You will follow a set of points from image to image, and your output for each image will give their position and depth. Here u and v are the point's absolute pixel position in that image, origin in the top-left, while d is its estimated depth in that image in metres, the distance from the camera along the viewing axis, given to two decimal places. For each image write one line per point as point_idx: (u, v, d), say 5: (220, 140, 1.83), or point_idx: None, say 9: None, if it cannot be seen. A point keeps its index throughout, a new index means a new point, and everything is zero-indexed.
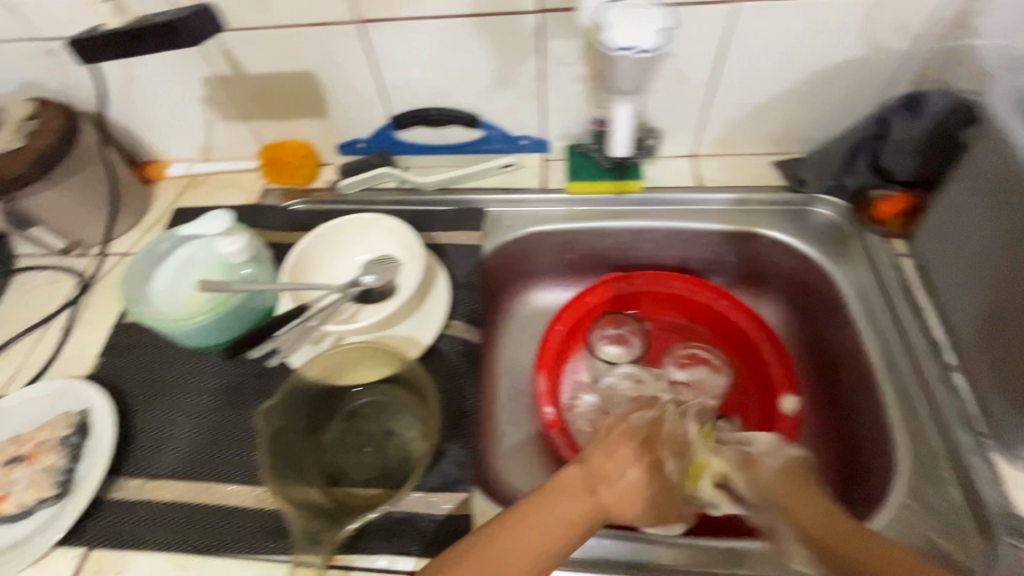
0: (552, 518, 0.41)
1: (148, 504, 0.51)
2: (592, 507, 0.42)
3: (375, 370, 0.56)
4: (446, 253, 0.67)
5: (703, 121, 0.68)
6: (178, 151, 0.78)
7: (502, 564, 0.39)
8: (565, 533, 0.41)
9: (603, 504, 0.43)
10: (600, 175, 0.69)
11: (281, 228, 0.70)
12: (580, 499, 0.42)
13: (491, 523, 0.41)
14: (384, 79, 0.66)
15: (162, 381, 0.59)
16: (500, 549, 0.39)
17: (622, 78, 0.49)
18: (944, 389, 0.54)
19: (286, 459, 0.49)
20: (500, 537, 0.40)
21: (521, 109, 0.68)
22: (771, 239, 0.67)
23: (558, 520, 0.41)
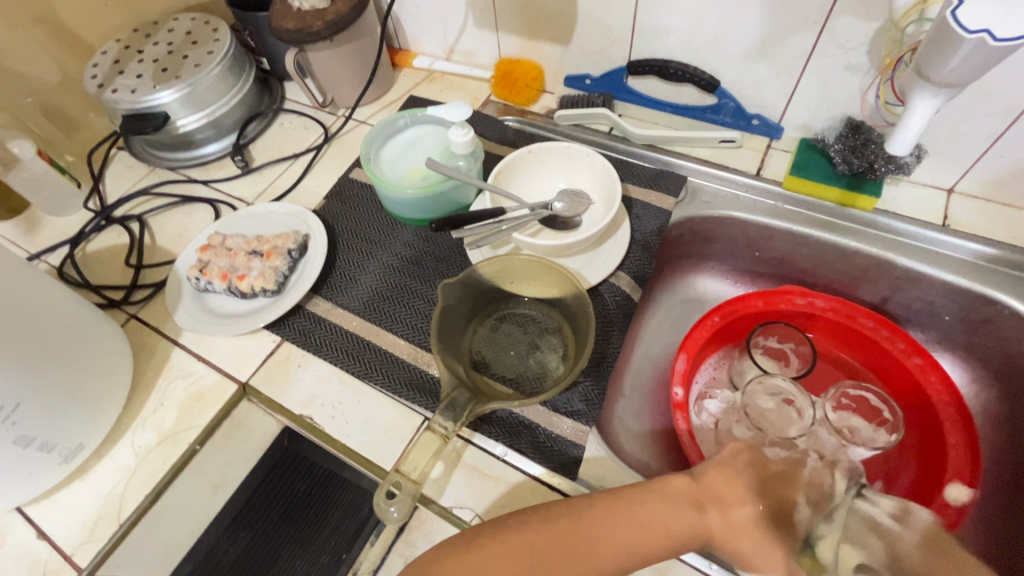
0: (654, 526, 0.39)
1: (331, 324, 0.61)
2: None
3: (542, 288, 0.59)
4: (634, 206, 0.67)
5: (982, 155, 0.58)
6: (429, 46, 0.86)
7: (590, 545, 0.37)
8: (662, 540, 0.38)
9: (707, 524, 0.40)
10: (828, 179, 0.63)
11: (492, 138, 0.76)
12: (685, 509, 0.40)
13: (585, 500, 0.40)
14: (640, 21, 0.65)
15: (366, 234, 0.68)
16: (592, 530, 0.38)
17: (954, 67, 0.40)
18: None
19: (447, 334, 0.55)
20: (592, 516, 0.38)
21: (769, 85, 0.64)
22: (1011, 311, 0.56)
23: (664, 529, 0.39)
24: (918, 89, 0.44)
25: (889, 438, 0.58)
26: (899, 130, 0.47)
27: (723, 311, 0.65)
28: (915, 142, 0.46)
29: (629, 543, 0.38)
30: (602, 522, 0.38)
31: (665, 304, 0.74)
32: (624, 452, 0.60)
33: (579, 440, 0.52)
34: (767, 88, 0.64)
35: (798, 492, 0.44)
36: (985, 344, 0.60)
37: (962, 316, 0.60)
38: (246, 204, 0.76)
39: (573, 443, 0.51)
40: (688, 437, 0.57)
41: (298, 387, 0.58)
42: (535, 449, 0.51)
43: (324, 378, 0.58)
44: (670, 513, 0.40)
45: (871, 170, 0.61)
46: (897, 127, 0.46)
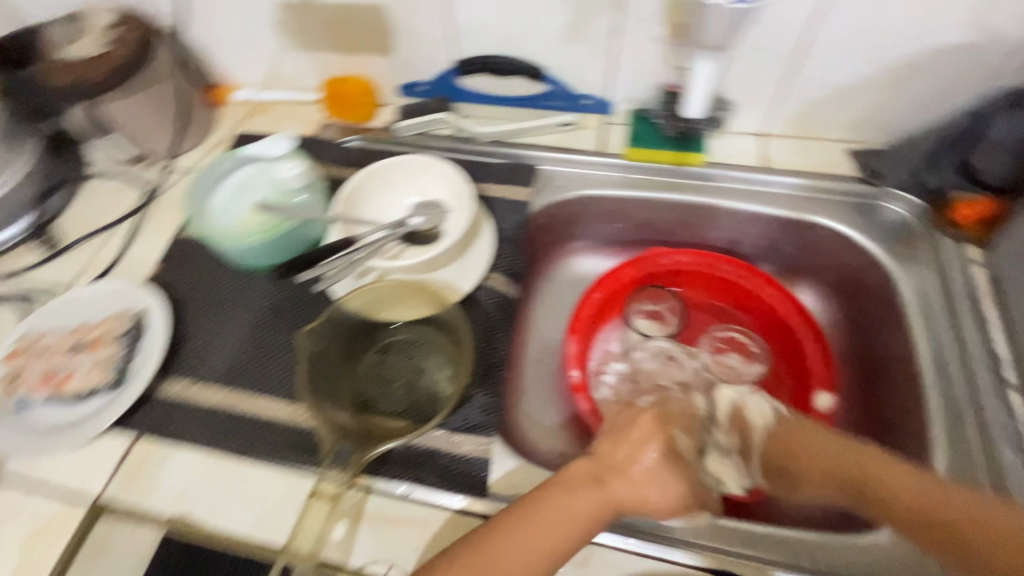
0: (569, 518, 0.40)
1: (192, 404, 0.54)
2: (600, 499, 0.41)
3: (415, 309, 0.57)
4: (494, 205, 0.67)
5: (779, 98, 0.64)
6: (246, 76, 0.79)
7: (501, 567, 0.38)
8: (571, 528, 0.40)
9: (612, 494, 0.41)
10: (660, 144, 0.66)
11: (336, 162, 0.71)
12: (590, 487, 0.41)
13: (493, 520, 0.40)
14: (454, 22, 0.65)
15: (213, 296, 0.61)
16: (503, 549, 0.38)
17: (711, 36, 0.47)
18: (993, 405, 0.50)
19: (322, 381, 0.51)
20: (502, 537, 0.39)
21: (589, 67, 0.66)
22: (830, 230, 0.63)
23: (570, 518, 0.40)
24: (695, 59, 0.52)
25: (758, 369, 0.65)
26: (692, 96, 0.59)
27: (603, 286, 0.68)
28: (705, 99, 0.60)
29: (541, 547, 0.39)
30: (514, 534, 0.39)
31: (549, 293, 0.74)
32: (532, 450, 0.59)
33: (483, 455, 0.50)
34: (588, 69, 0.67)
35: (676, 425, 0.48)
36: (819, 263, 0.66)
37: (797, 244, 0.66)
38: (61, 291, 0.65)
39: (476, 459, 0.50)
40: (592, 415, 0.60)
41: (164, 484, 0.51)
42: (441, 477, 0.49)
43: (194, 466, 0.52)
44: (575, 500, 0.40)
45: (693, 130, 0.65)
46: (687, 94, 0.60)
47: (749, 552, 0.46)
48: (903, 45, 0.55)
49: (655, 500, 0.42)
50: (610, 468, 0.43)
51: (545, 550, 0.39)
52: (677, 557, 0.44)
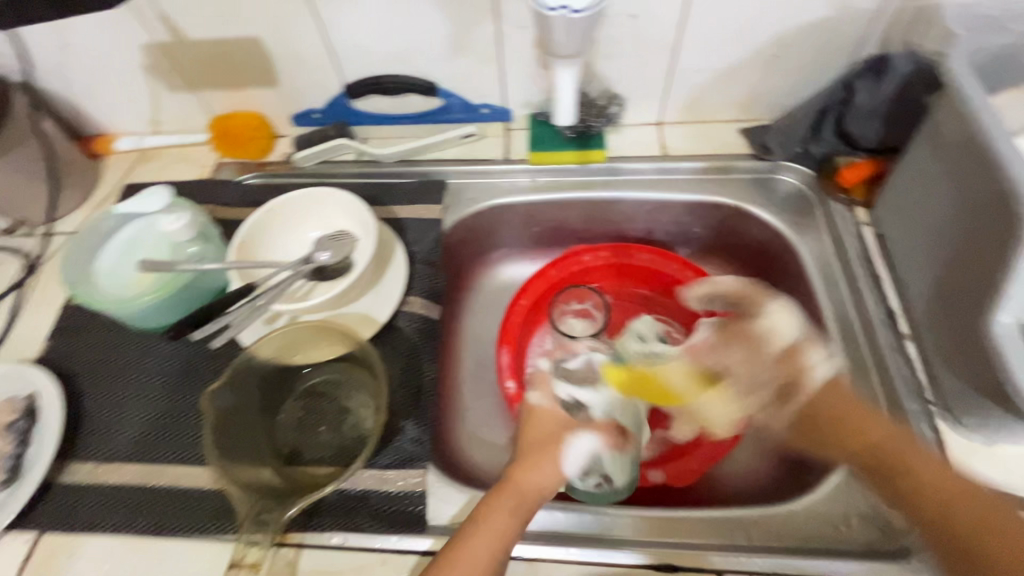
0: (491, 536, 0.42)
1: (99, 487, 0.50)
2: (509, 495, 0.44)
3: (330, 349, 0.54)
4: (405, 227, 0.65)
5: (668, 88, 0.65)
6: (126, 123, 0.74)
7: None
8: (502, 526, 0.43)
9: (519, 487, 0.45)
10: (562, 146, 0.68)
11: (234, 203, 0.68)
12: (501, 489, 0.45)
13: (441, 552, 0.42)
14: (334, 45, 0.63)
15: (113, 365, 0.57)
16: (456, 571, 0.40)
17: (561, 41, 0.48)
18: (894, 356, 0.52)
19: (234, 440, 0.48)
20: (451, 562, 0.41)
21: (480, 76, 0.66)
22: (733, 209, 0.65)
23: (500, 521, 0.43)
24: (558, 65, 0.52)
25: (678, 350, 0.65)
26: (561, 104, 0.57)
27: (529, 291, 0.68)
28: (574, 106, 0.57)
29: (487, 557, 0.41)
30: (448, 573, 0.40)
31: (477, 306, 0.73)
32: (472, 472, 0.59)
33: (417, 489, 0.49)
34: (480, 79, 0.66)
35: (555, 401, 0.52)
36: (730, 241, 0.68)
37: (707, 225, 0.68)
38: None
39: (412, 494, 0.49)
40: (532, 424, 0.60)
41: None
42: (377, 519, 0.48)
43: (108, 553, 0.48)
44: (485, 521, 0.43)
45: (590, 128, 0.67)
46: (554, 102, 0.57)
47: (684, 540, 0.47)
48: (771, 26, 0.57)
49: (555, 472, 0.47)
50: (507, 482, 0.46)
51: (483, 573, 0.41)
52: (619, 559, 0.45)
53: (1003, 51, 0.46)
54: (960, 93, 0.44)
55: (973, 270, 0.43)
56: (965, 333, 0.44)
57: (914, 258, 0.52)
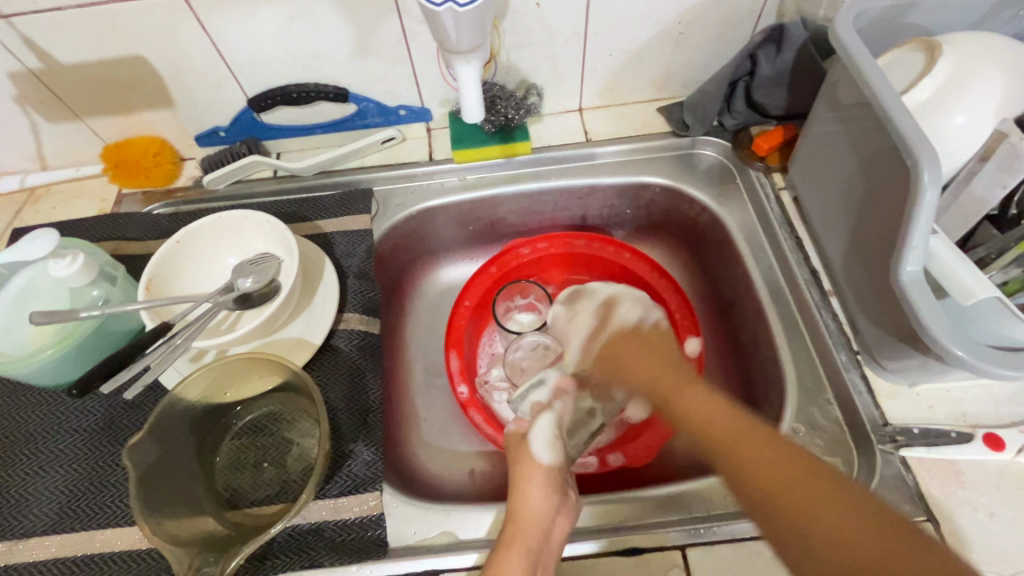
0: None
1: (22, 567, 0.46)
2: (520, 534, 0.42)
3: (262, 381, 0.51)
4: (332, 241, 0.62)
5: (584, 74, 0.65)
6: (5, 162, 0.67)
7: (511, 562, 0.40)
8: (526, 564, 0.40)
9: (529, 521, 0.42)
10: (485, 141, 0.65)
11: (142, 236, 0.63)
12: (518, 526, 0.42)
13: None
14: (229, 58, 0.59)
15: (23, 431, 0.52)
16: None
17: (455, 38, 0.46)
18: (822, 314, 0.54)
19: (165, 492, 0.44)
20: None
21: (392, 77, 0.63)
22: (661, 187, 0.66)
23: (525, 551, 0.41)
24: (459, 62, 0.49)
25: None
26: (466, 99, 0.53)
27: (471, 292, 0.67)
28: (481, 103, 0.53)
29: None
30: None
31: (421, 313, 0.71)
32: (432, 484, 0.57)
33: (374, 512, 0.47)
34: (392, 81, 0.64)
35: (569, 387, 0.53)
36: (661, 219, 0.70)
37: (637, 206, 0.69)
38: None
39: (369, 519, 0.47)
40: (489, 426, 0.59)
41: None
42: (333, 551, 0.46)
43: None
44: (507, 564, 0.40)
45: (510, 120, 0.65)
46: (461, 102, 0.53)
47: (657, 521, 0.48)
48: (674, 4, 0.58)
49: (538, 498, 0.44)
50: (510, 521, 0.43)
51: None
52: (582, 550, 0.45)
53: (883, 13, 0.49)
54: (850, 57, 0.45)
55: (879, 223, 0.46)
56: (879, 283, 0.47)
57: (825, 219, 0.55)
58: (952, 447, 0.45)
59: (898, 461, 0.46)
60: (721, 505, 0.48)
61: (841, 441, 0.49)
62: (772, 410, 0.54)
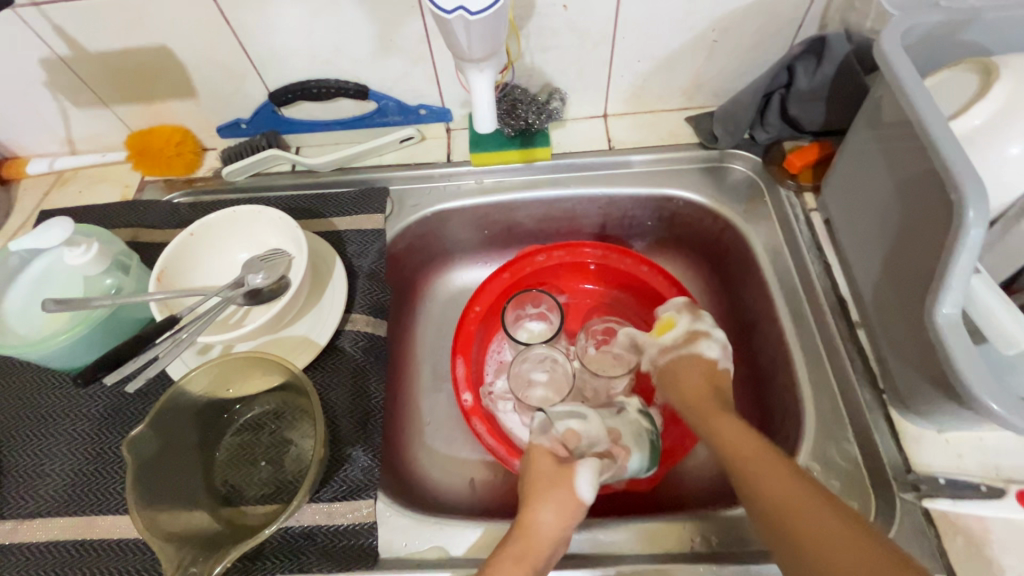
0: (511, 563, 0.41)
1: (23, 547, 0.47)
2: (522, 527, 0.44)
3: (266, 379, 0.51)
4: (345, 240, 0.62)
5: (610, 79, 0.63)
6: (36, 144, 0.68)
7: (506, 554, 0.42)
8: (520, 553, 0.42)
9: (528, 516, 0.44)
10: (504, 145, 0.64)
11: (160, 225, 0.63)
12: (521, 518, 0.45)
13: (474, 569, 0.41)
14: (251, 51, 0.58)
15: (34, 412, 0.53)
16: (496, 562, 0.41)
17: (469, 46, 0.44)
18: (847, 346, 0.51)
19: (161, 485, 0.44)
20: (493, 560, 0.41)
21: (413, 75, 0.62)
22: (684, 200, 0.64)
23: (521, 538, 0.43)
24: (471, 71, 0.48)
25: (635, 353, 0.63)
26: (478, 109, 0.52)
27: (482, 298, 0.66)
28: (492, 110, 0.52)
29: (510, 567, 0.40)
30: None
31: (431, 315, 0.70)
32: (429, 493, 0.56)
33: (368, 521, 0.47)
34: (413, 79, 0.63)
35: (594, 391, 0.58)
36: (683, 233, 0.67)
37: (659, 218, 0.66)
38: None
39: (362, 527, 0.47)
40: (490, 438, 0.58)
41: None
42: (324, 558, 0.45)
43: None
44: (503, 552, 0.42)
45: (531, 125, 0.63)
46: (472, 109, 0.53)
47: (657, 554, 0.46)
48: (708, 10, 0.55)
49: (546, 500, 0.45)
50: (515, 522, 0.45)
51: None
52: None
53: (937, 28, 0.45)
54: (894, 77, 0.42)
55: (917, 256, 0.42)
56: (912, 321, 0.44)
57: (857, 245, 0.52)
58: (982, 502, 0.42)
59: (920, 512, 0.43)
60: (725, 543, 0.46)
61: (859, 484, 0.46)
62: (786, 444, 0.51)
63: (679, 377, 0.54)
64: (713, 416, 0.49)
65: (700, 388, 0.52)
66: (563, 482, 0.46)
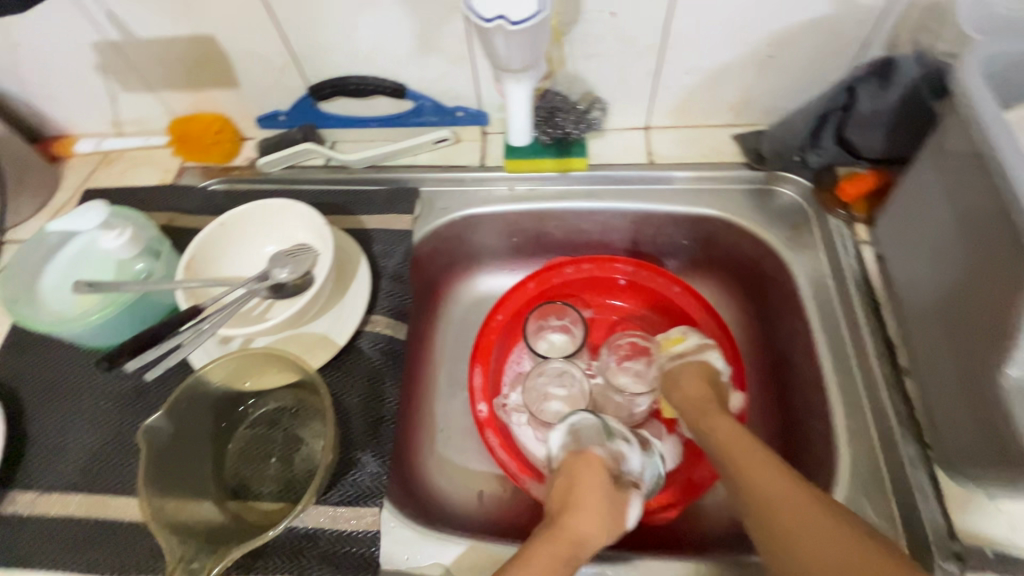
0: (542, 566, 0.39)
1: (40, 519, 0.48)
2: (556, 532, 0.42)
3: (282, 376, 0.51)
4: (372, 239, 0.61)
5: (655, 90, 0.60)
6: (85, 124, 0.70)
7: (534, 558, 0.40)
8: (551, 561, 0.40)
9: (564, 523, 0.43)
10: (540, 152, 0.62)
11: (195, 211, 0.64)
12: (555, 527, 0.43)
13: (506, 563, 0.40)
14: (293, 46, 0.58)
15: (61, 387, 0.54)
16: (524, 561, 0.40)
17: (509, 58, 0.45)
18: (891, 393, 0.48)
19: (172, 473, 0.44)
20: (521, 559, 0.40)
21: (452, 77, 0.61)
22: (724, 221, 0.61)
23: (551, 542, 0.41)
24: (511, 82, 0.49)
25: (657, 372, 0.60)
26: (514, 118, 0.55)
27: (505, 307, 0.64)
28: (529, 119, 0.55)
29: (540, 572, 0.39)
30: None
31: (453, 320, 0.69)
32: (437, 503, 0.55)
33: (372, 529, 0.46)
34: (452, 81, 0.61)
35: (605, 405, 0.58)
36: (720, 255, 0.64)
37: (695, 238, 0.63)
38: None
39: (365, 534, 0.46)
40: (502, 452, 0.57)
41: None
42: (324, 562, 0.45)
43: None
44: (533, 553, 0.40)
45: (568, 135, 0.62)
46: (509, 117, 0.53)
47: None
48: (766, 24, 0.52)
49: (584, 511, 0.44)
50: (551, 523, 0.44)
51: None
52: None
53: (1022, 57, 0.41)
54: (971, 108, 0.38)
55: (980, 305, 0.39)
56: (969, 376, 0.40)
57: (911, 285, 0.48)
58: None
59: None
60: None
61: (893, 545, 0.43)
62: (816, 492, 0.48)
63: (678, 381, 0.54)
64: (711, 414, 0.49)
65: (702, 388, 0.52)
66: (605, 494, 0.45)
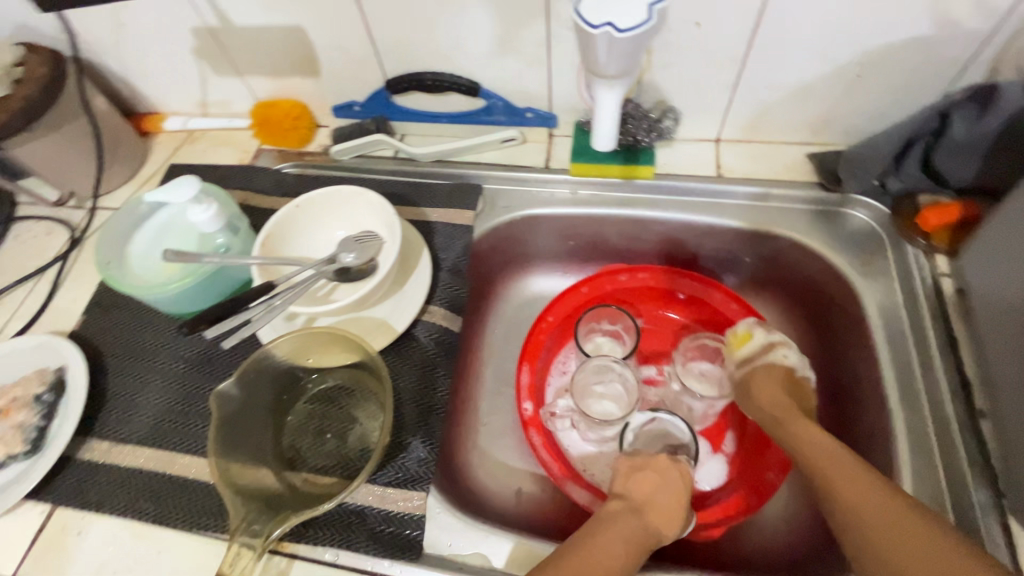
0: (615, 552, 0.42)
1: (115, 468, 0.51)
2: (634, 524, 0.45)
3: (342, 356, 0.53)
4: (434, 231, 0.63)
5: (730, 103, 0.59)
6: (174, 103, 0.75)
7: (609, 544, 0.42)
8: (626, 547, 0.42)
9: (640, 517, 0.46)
10: (609, 158, 0.62)
11: (269, 192, 0.67)
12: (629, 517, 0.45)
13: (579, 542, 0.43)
14: (377, 40, 0.61)
15: (139, 347, 0.58)
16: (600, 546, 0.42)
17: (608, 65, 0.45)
18: (962, 433, 0.46)
19: (239, 437, 0.47)
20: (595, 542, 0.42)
21: (526, 78, 0.62)
22: (790, 240, 0.59)
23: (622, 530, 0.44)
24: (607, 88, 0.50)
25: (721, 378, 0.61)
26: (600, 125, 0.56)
27: (557, 309, 0.65)
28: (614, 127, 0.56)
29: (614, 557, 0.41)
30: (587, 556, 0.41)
31: (503, 317, 0.70)
32: (477, 495, 0.56)
33: (417, 514, 0.47)
34: (525, 82, 0.62)
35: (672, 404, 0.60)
36: (782, 275, 0.62)
37: (758, 255, 0.62)
38: None
39: (411, 517, 0.47)
40: (546, 452, 0.58)
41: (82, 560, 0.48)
42: (372, 539, 0.46)
43: (112, 536, 0.49)
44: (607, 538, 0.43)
45: (638, 142, 0.61)
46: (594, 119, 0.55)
47: None
48: (857, 43, 0.51)
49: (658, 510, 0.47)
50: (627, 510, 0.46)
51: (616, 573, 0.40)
52: None
53: None
54: None
55: None
56: None
57: (995, 323, 0.45)
58: None
59: None
60: None
61: None
62: None
63: (754, 385, 0.55)
64: (792, 418, 0.50)
65: (776, 393, 0.52)
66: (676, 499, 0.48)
